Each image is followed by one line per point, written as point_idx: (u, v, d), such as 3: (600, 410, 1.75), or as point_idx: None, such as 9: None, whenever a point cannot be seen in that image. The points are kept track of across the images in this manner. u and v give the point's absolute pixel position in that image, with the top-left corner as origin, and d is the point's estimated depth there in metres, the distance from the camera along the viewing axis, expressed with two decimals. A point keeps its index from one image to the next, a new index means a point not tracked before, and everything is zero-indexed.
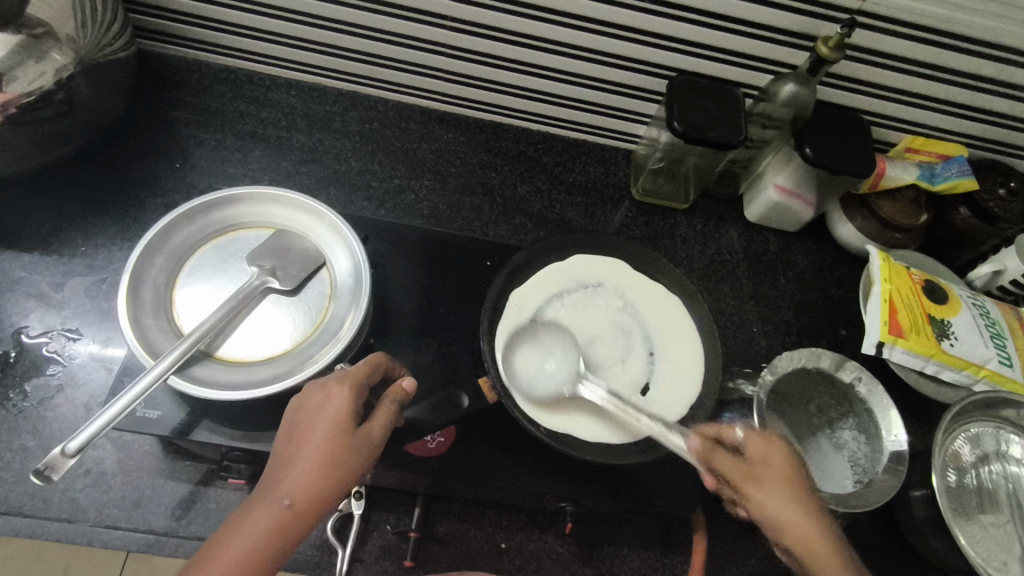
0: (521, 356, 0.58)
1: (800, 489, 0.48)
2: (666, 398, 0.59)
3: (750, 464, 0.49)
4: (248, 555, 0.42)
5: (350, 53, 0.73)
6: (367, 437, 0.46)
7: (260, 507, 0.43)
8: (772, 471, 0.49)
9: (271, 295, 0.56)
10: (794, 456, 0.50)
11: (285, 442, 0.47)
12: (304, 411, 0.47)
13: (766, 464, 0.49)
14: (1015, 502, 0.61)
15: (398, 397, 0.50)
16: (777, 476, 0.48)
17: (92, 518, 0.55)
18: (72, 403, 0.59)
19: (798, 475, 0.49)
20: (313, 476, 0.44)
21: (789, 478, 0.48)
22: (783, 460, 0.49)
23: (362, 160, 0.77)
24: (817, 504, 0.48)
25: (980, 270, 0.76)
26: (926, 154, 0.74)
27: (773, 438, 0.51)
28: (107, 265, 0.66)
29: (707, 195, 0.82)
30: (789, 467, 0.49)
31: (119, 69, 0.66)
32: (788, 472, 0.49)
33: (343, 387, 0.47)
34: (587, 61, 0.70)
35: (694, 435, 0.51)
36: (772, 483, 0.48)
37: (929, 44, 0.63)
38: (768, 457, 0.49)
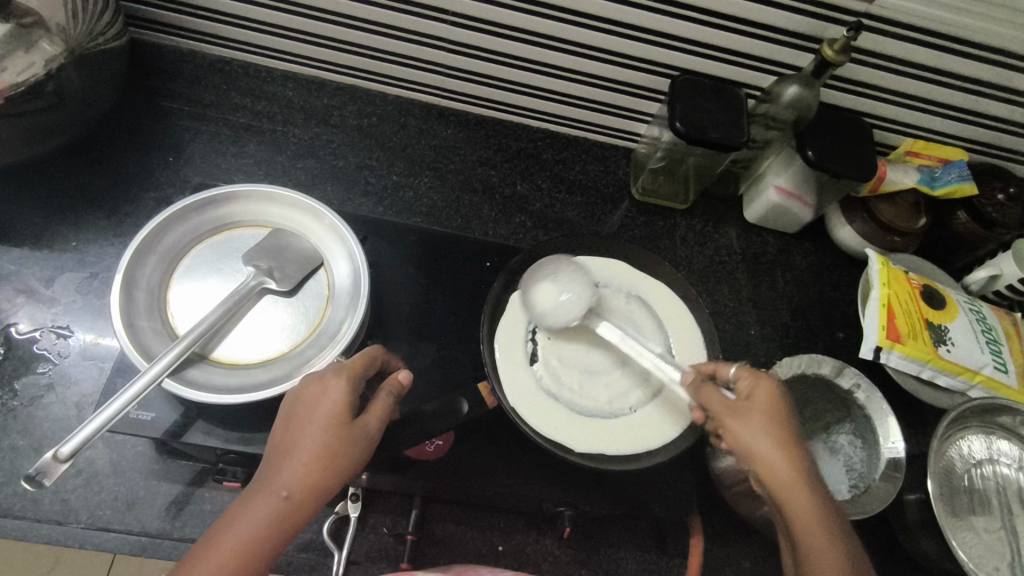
0: (542, 304, 0.57)
1: (784, 417, 0.48)
2: (669, 409, 0.57)
3: (744, 406, 0.48)
4: (244, 549, 0.40)
5: (348, 46, 0.72)
6: (364, 430, 0.46)
7: (258, 499, 0.42)
8: (752, 411, 0.47)
9: (267, 296, 0.55)
10: (782, 399, 0.48)
11: (279, 436, 0.45)
12: (299, 403, 0.46)
13: (758, 399, 0.48)
14: (1006, 507, 0.61)
15: (393, 390, 0.49)
16: (761, 420, 0.47)
17: (83, 519, 0.54)
18: (64, 402, 0.58)
19: (782, 412, 0.48)
20: (310, 468, 0.43)
21: (769, 417, 0.47)
22: (771, 395, 0.48)
23: (359, 156, 0.76)
24: (799, 441, 0.47)
25: (976, 274, 0.76)
26: (928, 158, 0.74)
27: (770, 379, 0.49)
28: (98, 261, 0.64)
29: (707, 195, 0.82)
30: (786, 402, 0.48)
31: (111, 58, 0.64)
32: (771, 408, 0.48)
33: (341, 379, 0.46)
34: (591, 60, 0.69)
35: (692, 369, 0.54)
36: (754, 416, 0.47)
37: (935, 49, 0.62)
38: (756, 394, 0.48)
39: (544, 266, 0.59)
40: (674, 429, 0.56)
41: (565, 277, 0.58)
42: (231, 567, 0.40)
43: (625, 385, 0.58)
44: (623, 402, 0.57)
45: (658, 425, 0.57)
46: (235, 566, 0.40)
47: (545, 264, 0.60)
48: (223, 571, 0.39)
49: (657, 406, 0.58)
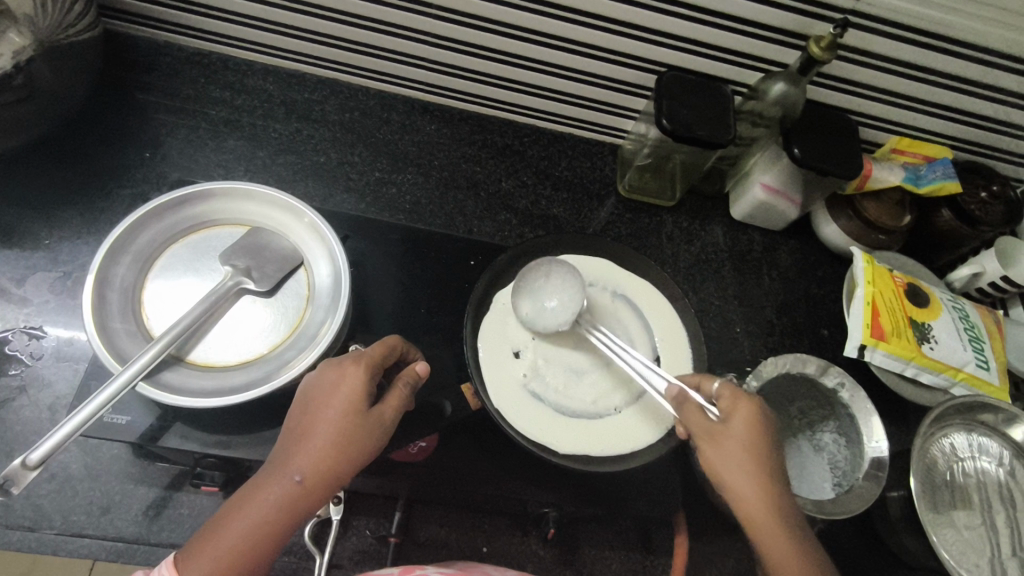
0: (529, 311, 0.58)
1: (762, 446, 0.46)
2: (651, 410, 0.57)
3: (726, 430, 0.46)
4: (257, 529, 0.41)
5: (330, 40, 0.71)
6: (378, 420, 0.45)
7: (271, 481, 0.42)
8: (731, 442, 0.46)
9: (245, 296, 0.54)
10: (763, 425, 0.46)
11: (296, 419, 0.45)
12: (317, 388, 0.46)
13: (738, 426, 0.46)
14: (986, 503, 0.62)
15: (410, 381, 0.49)
16: (738, 451, 0.45)
17: (57, 525, 0.53)
18: (37, 405, 0.56)
19: (763, 441, 0.46)
20: (324, 454, 0.43)
21: (748, 447, 0.45)
22: (751, 420, 0.46)
23: (341, 152, 0.75)
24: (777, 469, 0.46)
25: (959, 272, 0.76)
26: (911, 156, 0.74)
27: (751, 403, 0.47)
28: (72, 260, 0.63)
29: (694, 192, 0.81)
30: (767, 429, 0.46)
31: (82, 50, 0.62)
32: (752, 437, 0.46)
33: (358, 367, 0.46)
34: (576, 55, 0.68)
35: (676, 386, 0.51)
36: (731, 442, 0.46)
37: (921, 47, 0.62)
38: (734, 419, 0.46)
39: (531, 270, 0.59)
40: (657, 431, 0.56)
41: (551, 285, 0.58)
42: (244, 545, 0.40)
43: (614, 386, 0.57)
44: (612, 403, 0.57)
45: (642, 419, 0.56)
46: (247, 544, 0.40)
47: (531, 271, 0.59)
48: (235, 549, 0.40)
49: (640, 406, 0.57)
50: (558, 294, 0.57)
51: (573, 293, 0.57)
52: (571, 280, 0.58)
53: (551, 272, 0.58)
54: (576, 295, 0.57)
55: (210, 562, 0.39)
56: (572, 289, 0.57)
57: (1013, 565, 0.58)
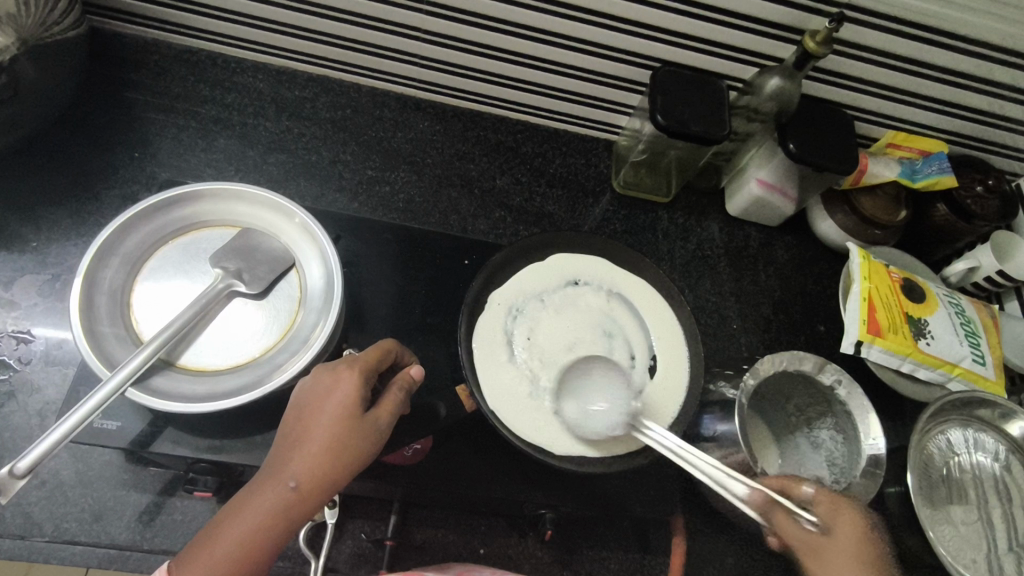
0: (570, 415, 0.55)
1: (869, 557, 0.45)
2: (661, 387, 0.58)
3: (827, 539, 0.46)
4: (252, 537, 0.41)
5: (321, 36, 0.70)
6: (373, 425, 0.45)
7: (266, 489, 0.42)
8: (839, 555, 0.45)
9: (236, 298, 0.53)
10: (867, 532, 0.46)
11: (290, 424, 0.45)
12: (311, 393, 0.45)
13: (843, 535, 0.46)
14: (983, 498, 0.62)
15: (405, 385, 0.48)
16: (845, 564, 0.45)
17: (48, 532, 0.52)
18: (26, 410, 0.55)
19: (871, 551, 0.46)
20: (318, 460, 0.42)
21: (857, 558, 0.45)
22: (855, 532, 0.46)
23: (333, 150, 0.74)
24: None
25: (955, 266, 0.76)
26: (908, 150, 0.73)
27: (852, 512, 0.47)
28: (60, 262, 0.62)
29: (689, 188, 0.81)
30: (869, 540, 0.46)
31: (67, 48, 0.61)
32: (857, 547, 0.46)
33: (352, 371, 0.45)
34: (570, 51, 0.68)
35: (756, 488, 0.49)
36: (839, 556, 0.45)
37: (916, 40, 0.62)
38: (836, 529, 0.46)
39: (574, 369, 0.56)
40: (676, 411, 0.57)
41: (591, 388, 0.56)
42: (240, 552, 0.40)
43: (616, 386, 0.55)
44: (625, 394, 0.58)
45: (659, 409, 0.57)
46: (243, 552, 0.40)
47: (572, 371, 0.56)
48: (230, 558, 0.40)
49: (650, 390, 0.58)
50: (605, 395, 0.55)
51: (620, 391, 0.55)
52: (616, 377, 0.55)
53: (593, 370, 0.56)
54: (621, 394, 0.54)
55: (207, 570, 0.39)
56: (616, 388, 0.55)
57: (1009, 560, 0.59)
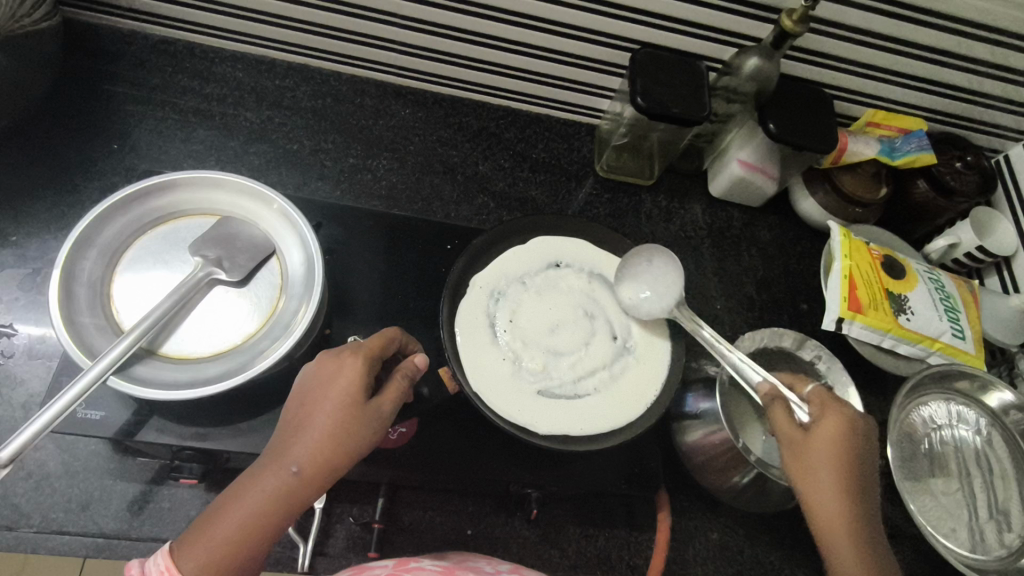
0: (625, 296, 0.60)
1: (847, 456, 0.46)
2: (661, 276, 0.60)
3: (808, 434, 0.48)
4: (252, 521, 0.41)
5: (298, 24, 0.69)
6: (375, 412, 0.45)
7: (268, 473, 0.42)
8: (815, 450, 0.47)
9: (217, 286, 0.53)
10: (851, 433, 0.47)
11: (293, 410, 0.45)
12: (315, 380, 0.46)
13: (827, 435, 0.47)
14: (964, 469, 0.63)
15: (409, 374, 0.48)
16: (819, 457, 0.46)
17: (36, 523, 0.52)
18: (10, 403, 0.56)
19: (850, 449, 0.47)
20: (322, 445, 0.43)
21: (835, 454, 0.46)
22: (839, 431, 0.47)
23: (315, 139, 0.74)
24: (854, 470, 0.46)
25: (935, 244, 0.76)
26: (887, 128, 0.74)
27: (840, 411, 0.48)
28: (40, 255, 0.62)
29: (672, 170, 0.81)
30: (852, 442, 0.47)
31: (40, 40, 0.60)
32: (835, 442, 0.47)
33: (356, 359, 0.46)
34: (548, 34, 0.68)
35: (769, 381, 0.51)
36: (818, 450, 0.47)
37: (892, 17, 0.62)
38: (819, 426, 0.48)
39: (635, 255, 0.62)
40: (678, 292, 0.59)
41: (648, 276, 0.60)
42: (241, 535, 0.40)
43: (673, 281, 0.60)
44: (628, 290, 0.60)
45: (658, 298, 0.59)
46: (243, 535, 0.40)
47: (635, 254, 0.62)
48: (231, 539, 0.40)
49: (651, 283, 0.60)
50: (656, 284, 0.60)
51: (669, 284, 0.60)
52: (675, 273, 0.60)
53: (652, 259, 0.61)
54: (672, 286, 0.59)
55: (207, 552, 0.39)
56: (675, 279, 0.60)
57: (989, 528, 0.60)
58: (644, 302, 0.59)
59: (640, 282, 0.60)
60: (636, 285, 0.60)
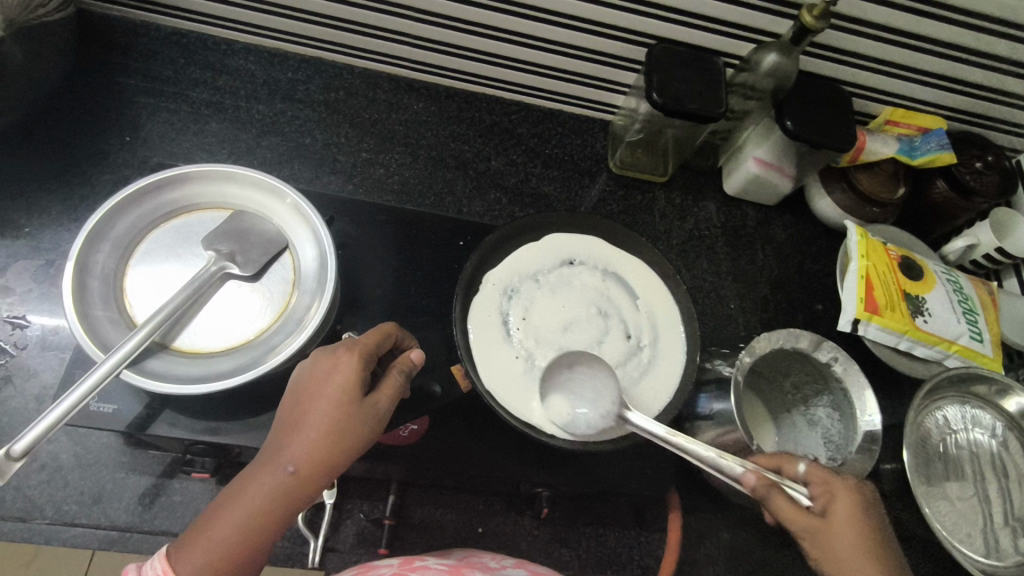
0: (557, 417, 0.54)
1: (868, 534, 0.45)
2: (595, 384, 0.56)
3: (827, 519, 0.45)
4: (249, 521, 0.40)
5: (311, 16, 0.69)
6: (372, 409, 0.45)
7: (264, 473, 0.42)
8: (848, 547, 0.44)
9: (230, 281, 0.53)
10: (866, 507, 0.46)
11: (288, 408, 0.45)
12: (310, 376, 0.45)
13: (843, 515, 0.45)
14: (979, 474, 0.62)
15: (405, 369, 0.48)
16: (851, 547, 0.44)
17: (48, 515, 0.52)
18: (23, 395, 0.56)
19: (869, 524, 0.45)
20: (319, 444, 0.43)
21: (858, 532, 0.44)
22: (854, 510, 0.45)
23: (327, 132, 0.73)
24: (888, 554, 0.45)
25: (953, 244, 0.75)
26: (907, 126, 0.72)
27: (849, 491, 0.46)
28: (54, 247, 0.62)
29: (686, 167, 0.80)
30: (867, 517, 0.45)
31: (54, 32, 0.60)
32: (857, 527, 0.45)
33: (352, 355, 0.45)
34: (563, 28, 0.67)
35: (753, 469, 0.47)
36: (844, 535, 0.44)
37: (915, 13, 0.61)
38: (838, 512, 0.45)
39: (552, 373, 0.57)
40: (612, 397, 0.54)
41: (579, 390, 0.56)
42: (238, 536, 0.40)
43: (603, 382, 0.56)
44: (558, 408, 0.55)
45: (595, 408, 0.54)
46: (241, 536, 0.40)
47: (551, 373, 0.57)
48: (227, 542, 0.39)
49: (582, 394, 0.56)
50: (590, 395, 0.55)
51: (601, 389, 0.55)
52: (603, 373, 0.56)
53: (575, 365, 0.57)
54: (601, 389, 0.56)
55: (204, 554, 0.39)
56: (605, 383, 0.56)
57: (1004, 535, 0.59)
58: (584, 416, 0.54)
59: (574, 398, 0.56)
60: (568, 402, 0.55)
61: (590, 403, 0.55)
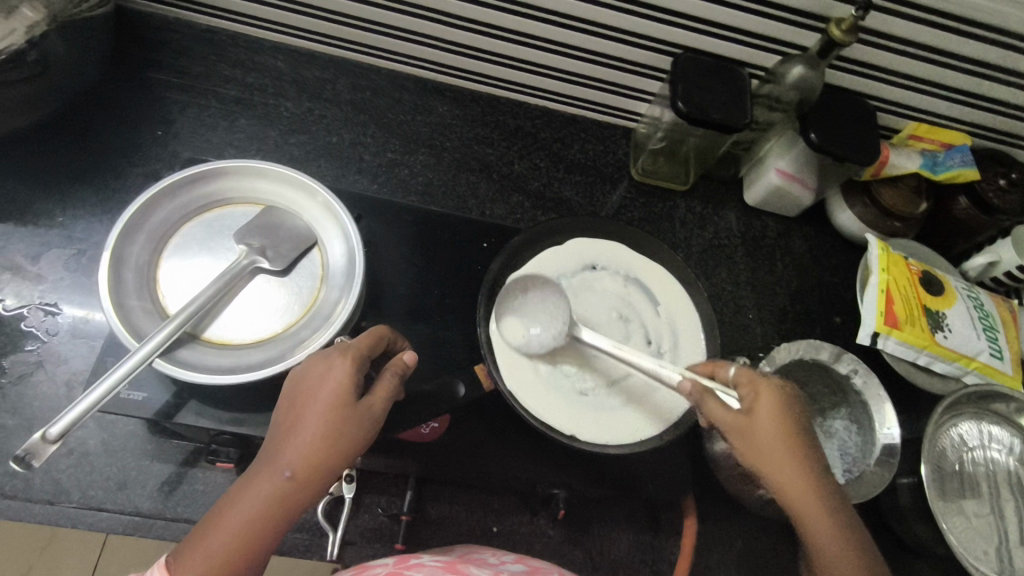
0: (512, 338, 0.57)
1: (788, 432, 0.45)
2: (548, 308, 0.58)
3: (749, 419, 0.46)
4: (248, 527, 0.40)
5: (341, 17, 0.70)
6: (367, 411, 0.44)
7: (261, 479, 0.41)
8: (765, 443, 0.45)
9: (259, 275, 0.54)
10: (787, 404, 0.46)
11: (284, 414, 0.45)
12: (304, 381, 0.45)
13: (764, 412, 0.46)
14: (996, 491, 0.62)
15: (399, 370, 0.47)
16: (771, 439, 0.45)
17: (75, 499, 0.53)
18: (54, 381, 0.57)
19: (789, 419, 0.46)
20: (314, 447, 0.42)
21: (778, 428, 0.45)
22: (776, 408, 0.46)
23: (353, 131, 0.74)
24: (809, 446, 0.46)
25: (975, 260, 0.76)
26: (929, 142, 0.72)
27: (771, 387, 0.47)
28: (87, 237, 0.63)
29: (707, 176, 0.81)
30: (788, 415, 0.46)
31: (93, 27, 0.61)
32: (778, 421, 0.46)
33: (345, 358, 0.45)
34: (591, 35, 0.67)
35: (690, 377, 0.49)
36: (764, 434, 0.45)
37: (943, 30, 0.61)
38: (760, 407, 0.46)
39: (508, 295, 0.58)
40: (564, 318, 0.56)
41: (534, 311, 0.58)
42: (237, 544, 0.39)
43: (558, 303, 0.58)
44: (514, 331, 0.57)
45: (548, 332, 0.56)
46: (240, 543, 0.39)
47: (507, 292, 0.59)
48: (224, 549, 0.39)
49: (538, 318, 0.57)
50: (545, 317, 0.57)
51: (555, 309, 0.57)
52: (557, 292, 0.58)
53: (529, 288, 0.59)
54: (553, 312, 0.57)
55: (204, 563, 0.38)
56: (559, 304, 0.57)
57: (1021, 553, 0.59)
58: (537, 337, 0.56)
59: (529, 320, 0.57)
60: (522, 324, 0.57)
61: (544, 324, 0.57)
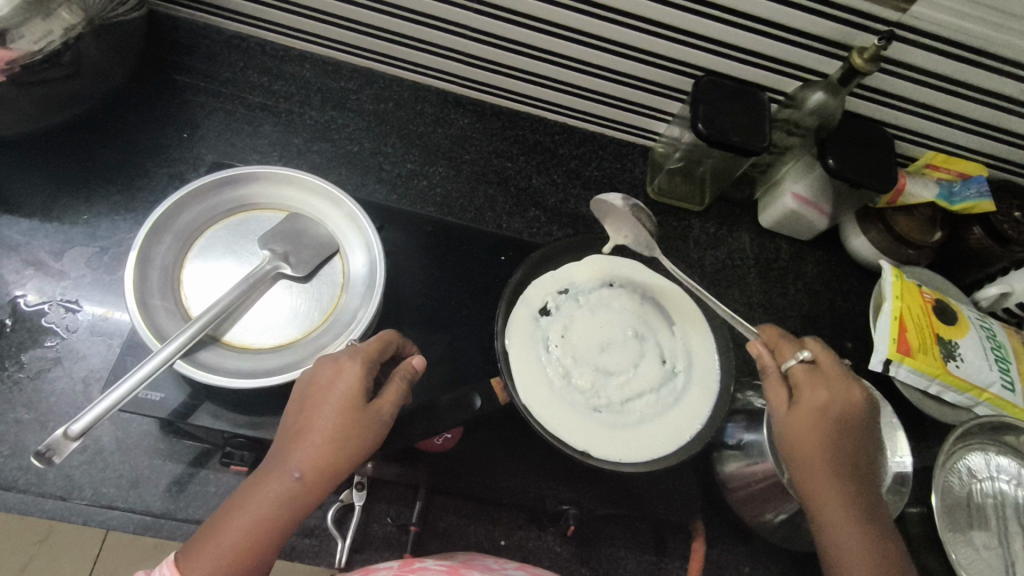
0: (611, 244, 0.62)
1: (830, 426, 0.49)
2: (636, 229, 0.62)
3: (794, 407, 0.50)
4: (257, 525, 0.41)
5: (368, 29, 0.71)
6: (375, 414, 0.45)
7: (270, 480, 0.42)
8: (807, 419, 0.49)
9: (281, 280, 0.55)
10: (837, 402, 0.49)
11: (293, 413, 0.45)
12: (314, 382, 0.45)
13: (809, 404, 0.50)
14: (1006, 525, 0.61)
15: (407, 374, 0.48)
16: (808, 429, 0.49)
17: (87, 496, 0.54)
18: (71, 377, 0.57)
19: (835, 415, 0.49)
20: (323, 450, 0.43)
21: (821, 421, 0.49)
22: (824, 403, 0.49)
23: (375, 141, 0.75)
24: (847, 441, 0.49)
25: (986, 291, 0.75)
26: (946, 172, 0.72)
27: (829, 382, 0.50)
28: (109, 236, 0.64)
29: (723, 198, 0.81)
30: (836, 411, 0.49)
31: (127, 30, 0.63)
32: (822, 416, 0.49)
33: (354, 361, 0.45)
34: (613, 55, 0.68)
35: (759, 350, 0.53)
36: (805, 421, 0.49)
37: (964, 62, 0.61)
38: (807, 396, 0.50)
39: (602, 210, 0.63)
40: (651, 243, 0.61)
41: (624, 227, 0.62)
42: (247, 541, 0.41)
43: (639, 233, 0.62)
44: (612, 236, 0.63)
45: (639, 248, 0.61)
46: (249, 541, 0.41)
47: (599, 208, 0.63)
48: (235, 547, 0.40)
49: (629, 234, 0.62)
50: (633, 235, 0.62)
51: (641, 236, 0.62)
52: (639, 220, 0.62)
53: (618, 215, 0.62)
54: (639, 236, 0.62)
55: (213, 560, 0.40)
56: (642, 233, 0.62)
57: None
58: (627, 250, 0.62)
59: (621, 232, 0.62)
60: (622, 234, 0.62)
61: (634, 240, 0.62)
